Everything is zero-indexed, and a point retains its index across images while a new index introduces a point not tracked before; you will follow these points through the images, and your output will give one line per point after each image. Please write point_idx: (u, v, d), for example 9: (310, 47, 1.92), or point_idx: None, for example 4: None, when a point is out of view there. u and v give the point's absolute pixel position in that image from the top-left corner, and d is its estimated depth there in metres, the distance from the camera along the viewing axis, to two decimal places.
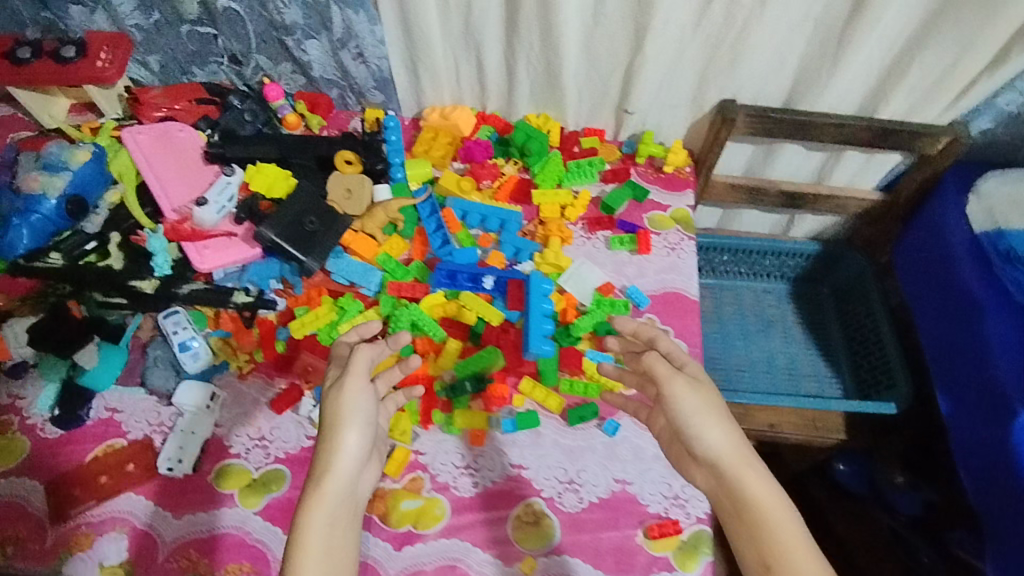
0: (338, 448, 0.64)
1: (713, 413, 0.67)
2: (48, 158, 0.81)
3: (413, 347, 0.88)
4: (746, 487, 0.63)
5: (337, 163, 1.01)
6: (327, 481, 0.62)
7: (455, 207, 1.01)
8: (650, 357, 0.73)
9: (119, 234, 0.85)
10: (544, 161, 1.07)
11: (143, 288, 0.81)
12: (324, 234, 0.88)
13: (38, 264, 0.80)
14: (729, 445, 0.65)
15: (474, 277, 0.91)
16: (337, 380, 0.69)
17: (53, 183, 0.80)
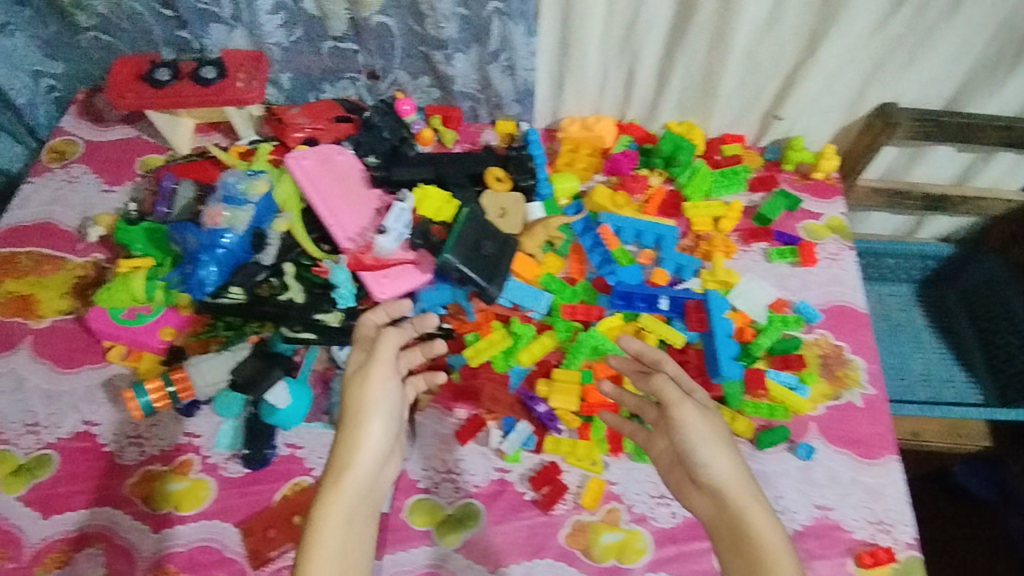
0: (364, 440, 0.65)
1: (720, 441, 0.66)
2: (228, 191, 0.79)
3: (594, 373, 0.85)
4: (749, 520, 0.61)
5: (487, 180, 0.98)
6: (349, 475, 0.62)
7: (611, 223, 0.96)
8: (659, 379, 0.71)
9: (293, 264, 0.83)
10: (691, 171, 1.03)
11: (331, 321, 0.79)
12: (498, 259, 0.85)
13: (224, 300, 0.78)
14: (731, 473, 0.64)
15: (649, 298, 0.87)
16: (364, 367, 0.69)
17: (239, 217, 0.77)
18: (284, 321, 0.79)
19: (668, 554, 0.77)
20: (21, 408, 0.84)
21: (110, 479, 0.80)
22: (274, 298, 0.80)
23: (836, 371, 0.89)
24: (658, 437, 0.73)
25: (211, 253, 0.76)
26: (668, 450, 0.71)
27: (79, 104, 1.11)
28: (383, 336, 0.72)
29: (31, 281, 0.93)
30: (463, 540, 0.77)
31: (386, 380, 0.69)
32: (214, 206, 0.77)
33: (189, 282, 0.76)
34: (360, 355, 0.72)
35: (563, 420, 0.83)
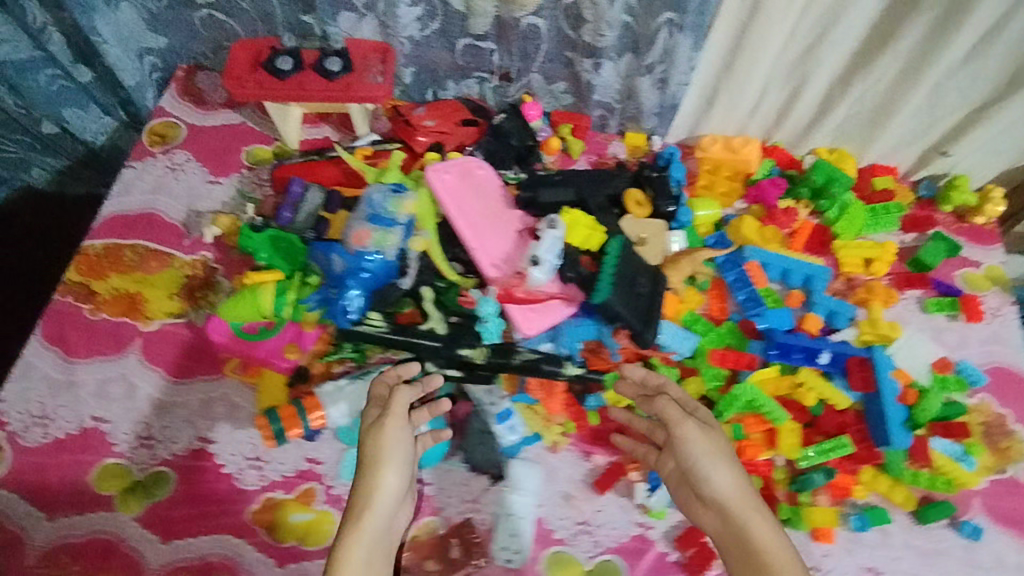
0: (377, 489, 0.62)
1: (722, 455, 0.68)
2: (373, 209, 0.72)
3: (744, 428, 0.80)
4: (752, 531, 0.63)
5: (626, 202, 0.90)
6: (367, 518, 0.60)
7: (757, 258, 0.89)
8: (661, 400, 0.73)
9: (431, 290, 0.76)
10: (841, 206, 0.96)
11: (476, 356, 0.73)
12: (653, 299, 0.78)
13: (364, 329, 0.72)
14: (734, 488, 0.66)
15: (808, 351, 0.81)
16: (376, 420, 0.66)
17: (387, 239, 0.70)
18: (425, 353, 0.73)
19: None
20: (133, 419, 0.79)
21: (231, 505, 0.75)
22: (414, 328, 0.74)
23: (997, 443, 0.82)
24: (665, 456, 0.74)
25: (357, 277, 0.69)
26: (675, 467, 0.72)
27: (179, 82, 1.03)
28: (398, 392, 0.68)
29: (136, 278, 0.87)
30: None
31: (399, 432, 0.66)
32: (360, 226, 0.70)
33: (333, 308, 0.70)
34: (375, 407, 0.68)
35: None
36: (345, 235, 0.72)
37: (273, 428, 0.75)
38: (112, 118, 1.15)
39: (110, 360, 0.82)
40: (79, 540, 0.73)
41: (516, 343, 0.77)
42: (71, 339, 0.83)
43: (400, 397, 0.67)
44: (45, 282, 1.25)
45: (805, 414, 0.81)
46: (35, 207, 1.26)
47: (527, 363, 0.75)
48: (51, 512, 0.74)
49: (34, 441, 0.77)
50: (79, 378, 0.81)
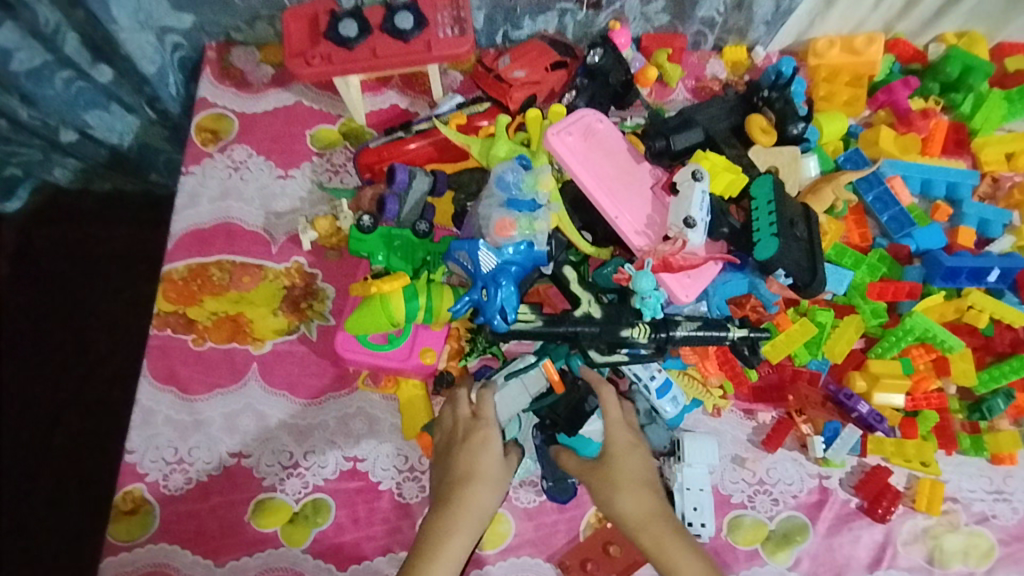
0: (478, 514, 0.63)
1: (617, 488, 0.65)
2: (508, 192, 0.68)
3: (912, 360, 0.75)
4: (663, 559, 0.61)
5: (751, 131, 0.80)
6: (468, 545, 0.62)
7: (897, 173, 0.82)
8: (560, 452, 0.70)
9: (572, 268, 0.70)
10: (976, 97, 0.86)
11: (638, 337, 0.67)
12: (812, 243, 0.72)
13: (519, 328, 0.66)
14: (636, 510, 0.64)
15: (977, 271, 0.76)
16: (508, 461, 0.68)
17: (535, 226, 0.67)
18: (585, 341, 0.68)
19: (1016, 553, 0.71)
20: (273, 448, 0.75)
21: (397, 522, 0.73)
22: (568, 315, 0.68)
23: None
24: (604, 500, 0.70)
25: (509, 273, 0.65)
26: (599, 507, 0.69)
27: (214, 65, 0.91)
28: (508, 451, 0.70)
29: (233, 298, 0.80)
30: (795, 557, 0.71)
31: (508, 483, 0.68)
32: (501, 217, 0.66)
33: (486, 311, 0.65)
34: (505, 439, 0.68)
35: (887, 419, 0.74)
36: (486, 226, 0.68)
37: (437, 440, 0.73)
38: (137, 117, 0.98)
39: (231, 391, 0.77)
40: None
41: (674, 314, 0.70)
42: (184, 375, 0.77)
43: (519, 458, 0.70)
44: (87, 304, 1.14)
45: (976, 337, 0.77)
46: (55, 216, 1.14)
47: (690, 335, 0.69)
48: (216, 557, 0.71)
49: (178, 488, 0.73)
50: (204, 415, 0.76)
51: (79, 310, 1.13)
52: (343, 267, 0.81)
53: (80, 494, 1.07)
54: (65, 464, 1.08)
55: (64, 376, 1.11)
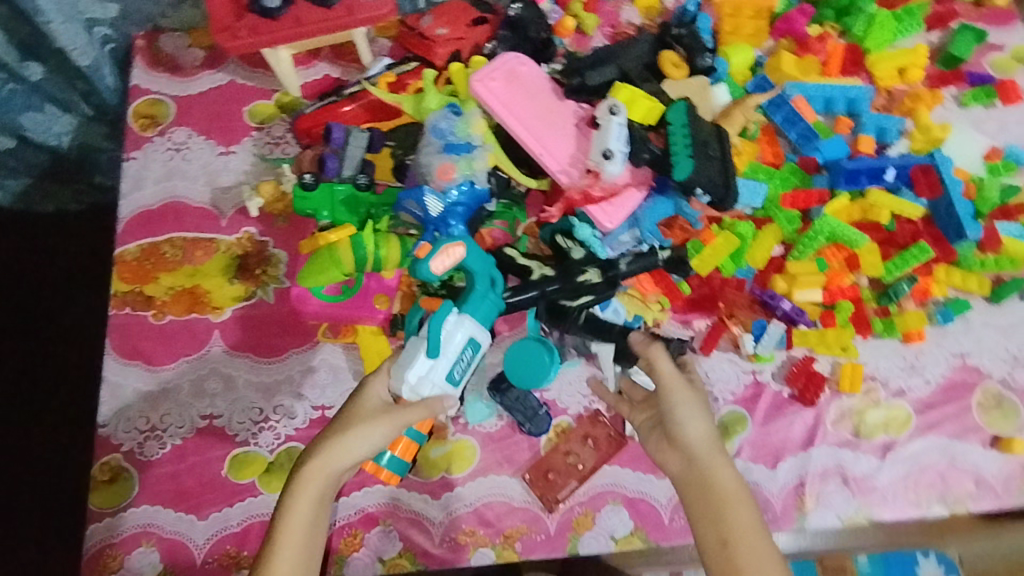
0: (317, 472, 0.64)
1: (699, 404, 0.67)
2: (444, 138, 0.72)
3: (826, 259, 0.82)
4: (721, 483, 0.63)
5: (663, 66, 0.87)
6: (296, 508, 0.63)
7: (802, 93, 0.89)
8: (655, 350, 0.71)
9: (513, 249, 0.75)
10: (867, 19, 0.93)
11: (592, 278, 0.73)
12: (725, 161, 0.77)
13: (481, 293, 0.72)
14: (705, 437, 0.66)
15: (874, 171, 0.82)
16: (364, 419, 0.66)
17: (474, 165, 0.72)
18: (553, 297, 0.74)
19: (930, 420, 0.79)
20: (242, 407, 0.78)
21: None
22: (529, 281, 0.73)
23: None
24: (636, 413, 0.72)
25: (456, 214, 0.70)
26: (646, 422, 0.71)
27: (144, 53, 0.93)
28: (411, 406, 0.66)
29: (189, 272, 0.83)
30: (737, 446, 0.78)
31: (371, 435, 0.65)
32: (442, 160, 0.71)
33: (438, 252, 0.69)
34: (382, 388, 0.68)
35: (807, 313, 0.81)
36: (429, 173, 0.72)
37: (389, 471, 0.73)
38: (73, 115, 0.99)
39: (195, 359, 0.80)
40: (238, 528, 0.74)
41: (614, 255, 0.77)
42: (147, 349, 0.80)
43: (375, 419, 0.66)
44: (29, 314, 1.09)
45: (881, 232, 0.83)
46: None
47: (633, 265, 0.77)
48: (200, 512, 0.75)
49: (154, 453, 0.76)
50: (172, 383, 0.79)
51: (19, 320, 1.09)
52: (292, 231, 0.84)
53: (42, 506, 1.03)
54: (23, 476, 1.04)
55: (9, 388, 1.07)
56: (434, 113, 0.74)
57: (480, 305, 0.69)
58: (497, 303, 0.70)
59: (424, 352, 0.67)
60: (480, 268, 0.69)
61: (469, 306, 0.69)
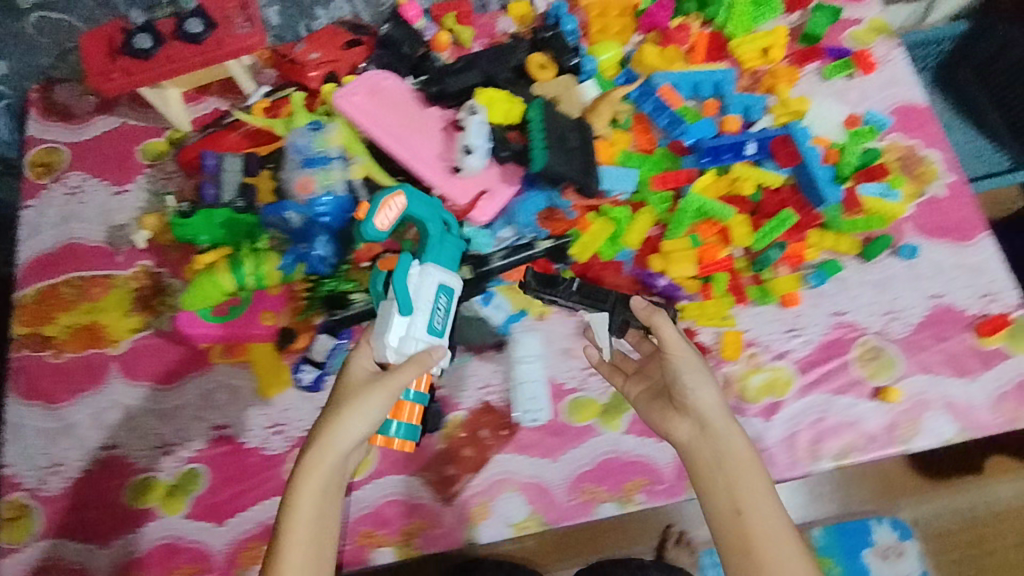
0: (323, 460, 0.65)
1: (706, 371, 0.70)
2: (303, 153, 0.76)
3: (700, 235, 0.85)
4: (733, 447, 0.68)
5: (530, 70, 0.91)
6: (303, 500, 0.65)
7: (668, 82, 0.92)
8: (660, 319, 0.71)
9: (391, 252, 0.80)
10: (727, 7, 0.97)
11: (464, 275, 0.79)
12: (585, 150, 0.81)
13: (352, 306, 0.78)
14: (718, 406, 0.69)
15: (735, 147, 0.86)
16: (358, 397, 0.65)
17: (331, 177, 0.75)
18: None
19: (812, 379, 0.82)
20: (142, 434, 0.80)
21: (267, 471, 0.78)
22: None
23: (915, 170, 0.91)
24: (634, 378, 0.76)
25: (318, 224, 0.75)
26: (648, 387, 0.75)
27: (38, 105, 0.97)
28: (403, 367, 0.65)
29: (86, 309, 0.85)
30: (627, 422, 0.80)
31: (365, 411, 0.65)
32: (299, 174, 0.75)
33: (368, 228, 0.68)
34: (367, 359, 0.68)
35: (685, 288, 0.84)
36: (291, 187, 0.76)
37: (400, 437, 0.70)
38: None
39: (95, 393, 0.82)
40: (144, 550, 0.76)
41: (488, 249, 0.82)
42: (48, 388, 0.82)
43: (366, 399, 0.65)
44: None
45: (747, 204, 0.87)
46: None
47: (508, 261, 0.81)
48: (104, 540, 0.77)
49: (57, 487, 0.78)
50: (72, 419, 0.81)
51: None
52: (186, 260, 0.87)
53: None
54: None
55: None
56: (292, 133, 0.77)
57: (440, 250, 0.72)
58: (455, 243, 0.74)
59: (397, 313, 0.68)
60: (427, 215, 0.72)
61: (430, 256, 0.71)
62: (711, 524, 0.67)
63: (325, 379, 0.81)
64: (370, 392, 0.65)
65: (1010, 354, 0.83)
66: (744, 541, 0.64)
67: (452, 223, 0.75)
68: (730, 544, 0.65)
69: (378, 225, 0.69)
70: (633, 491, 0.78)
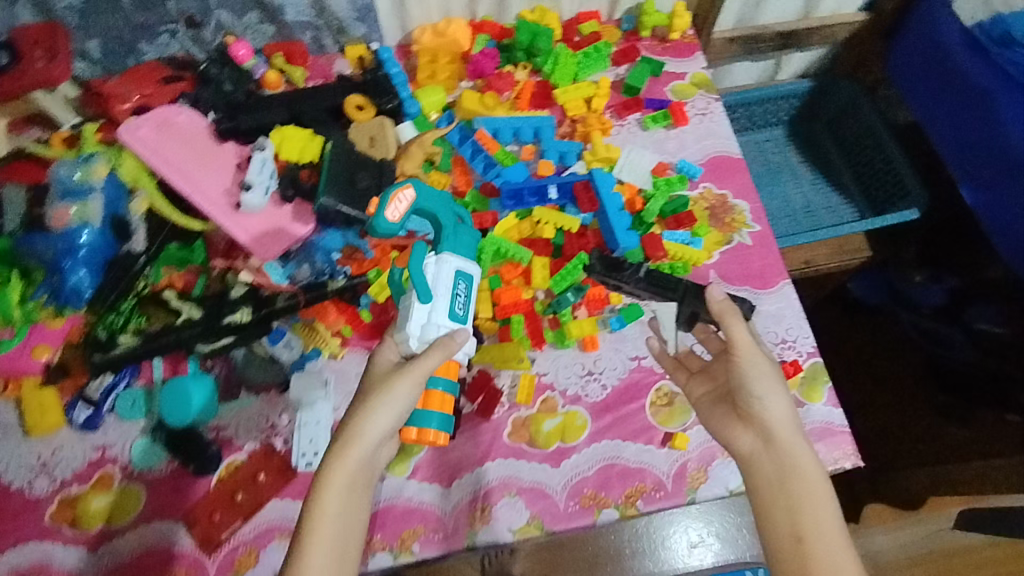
0: (354, 454, 0.64)
1: (776, 380, 0.69)
2: (65, 186, 0.76)
3: (501, 276, 0.86)
4: (796, 461, 0.67)
5: (348, 110, 0.91)
6: (327, 496, 0.63)
7: (486, 126, 0.94)
8: (732, 318, 0.71)
9: (171, 291, 0.78)
10: (553, 60, 1.01)
11: (238, 318, 0.76)
12: (377, 189, 0.81)
13: (115, 351, 0.74)
14: (784, 419, 0.68)
15: (538, 191, 0.88)
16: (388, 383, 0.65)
17: (87, 210, 0.75)
18: (190, 342, 0.75)
19: (605, 424, 0.81)
20: None
21: (25, 517, 0.73)
22: (169, 326, 0.75)
23: (724, 219, 0.94)
24: (699, 379, 0.77)
25: (73, 257, 0.74)
26: (712, 390, 0.75)
27: None
28: (426, 353, 0.66)
29: None
30: (412, 467, 0.79)
31: (406, 393, 0.65)
32: (56, 206, 0.74)
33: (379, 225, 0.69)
34: (392, 352, 0.70)
35: (481, 329, 0.85)
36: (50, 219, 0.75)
37: (433, 427, 0.70)
38: None
39: None
40: None
41: (273, 291, 0.79)
42: None
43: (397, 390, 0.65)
44: None
45: (549, 247, 0.88)
46: None
47: (291, 303, 0.78)
48: None
49: None
50: None
51: None
52: None
53: None
54: None
55: None
56: (60, 162, 0.77)
57: (456, 239, 0.73)
58: (469, 232, 0.75)
59: (418, 301, 0.69)
60: (437, 207, 0.74)
61: (447, 244, 0.73)
62: (770, 542, 0.66)
63: (105, 417, 0.77)
64: (402, 383, 0.65)
65: (800, 403, 0.84)
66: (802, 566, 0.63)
67: (465, 218, 0.77)
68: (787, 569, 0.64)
69: (389, 218, 0.70)
70: (409, 539, 0.76)
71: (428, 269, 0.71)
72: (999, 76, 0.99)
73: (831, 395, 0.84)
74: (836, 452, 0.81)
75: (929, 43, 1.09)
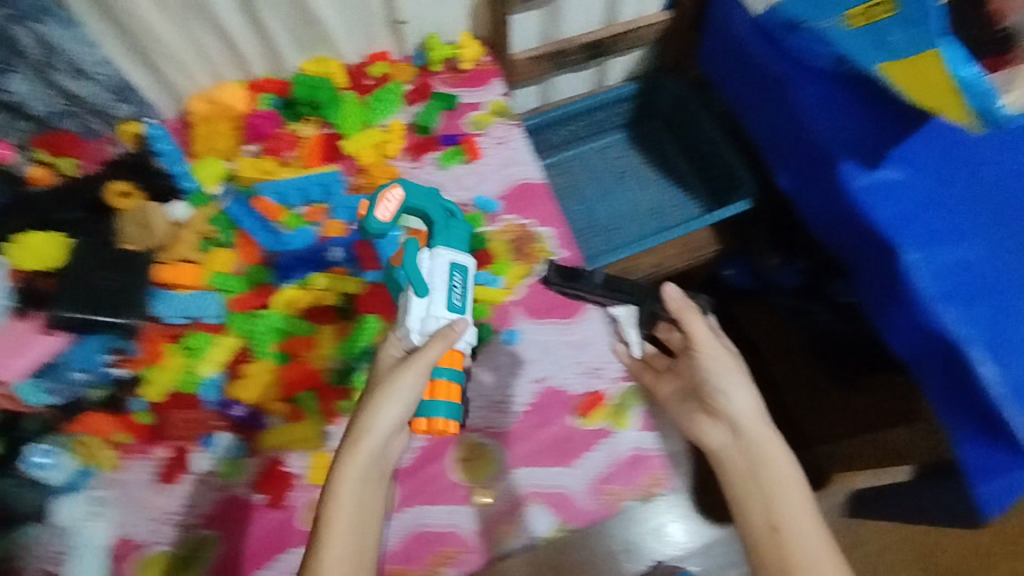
0: (363, 449, 0.66)
1: (733, 373, 0.76)
2: None
3: (287, 352, 0.82)
4: (766, 451, 0.71)
5: (111, 200, 0.86)
6: (341, 497, 0.65)
7: (268, 191, 0.89)
8: (689, 315, 0.79)
9: None
10: (335, 111, 0.97)
11: None
12: (127, 285, 0.80)
13: None
14: (750, 412, 0.74)
15: (317, 254, 0.88)
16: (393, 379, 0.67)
17: None
18: None
19: (407, 489, 0.80)
20: None
21: None
22: None
23: (526, 250, 0.91)
24: (666, 378, 0.82)
25: None
26: (679, 387, 0.80)
27: None
28: (427, 345, 0.68)
29: None
30: None
31: (411, 385, 0.67)
32: None
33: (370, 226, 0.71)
34: (393, 348, 0.71)
35: (268, 412, 0.80)
36: None
37: (442, 415, 0.70)
38: None
39: None
40: None
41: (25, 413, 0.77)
42: None
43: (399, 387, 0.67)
44: None
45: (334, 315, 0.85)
46: None
47: (46, 422, 0.77)
48: None
49: None
50: None
51: None
52: None
53: None
54: None
55: None
56: None
57: (449, 233, 0.77)
58: (460, 225, 0.79)
59: (415, 295, 0.72)
60: (427, 204, 0.77)
61: (441, 238, 0.77)
62: (744, 532, 0.69)
63: None
64: (402, 378, 0.67)
65: (610, 433, 0.82)
66: (778, 558, 0.65)
67: (454, 213, 0.81)
68: (764, 557, 0.66)
69: (379, 218, 0.72)
70: None
71: (422, 263, 0.74)
72: (789, 60, 0.96)
73: (642, 420, 0.82)
74: (648, 479, 0.80)
75: (727, 41, 1.08)
